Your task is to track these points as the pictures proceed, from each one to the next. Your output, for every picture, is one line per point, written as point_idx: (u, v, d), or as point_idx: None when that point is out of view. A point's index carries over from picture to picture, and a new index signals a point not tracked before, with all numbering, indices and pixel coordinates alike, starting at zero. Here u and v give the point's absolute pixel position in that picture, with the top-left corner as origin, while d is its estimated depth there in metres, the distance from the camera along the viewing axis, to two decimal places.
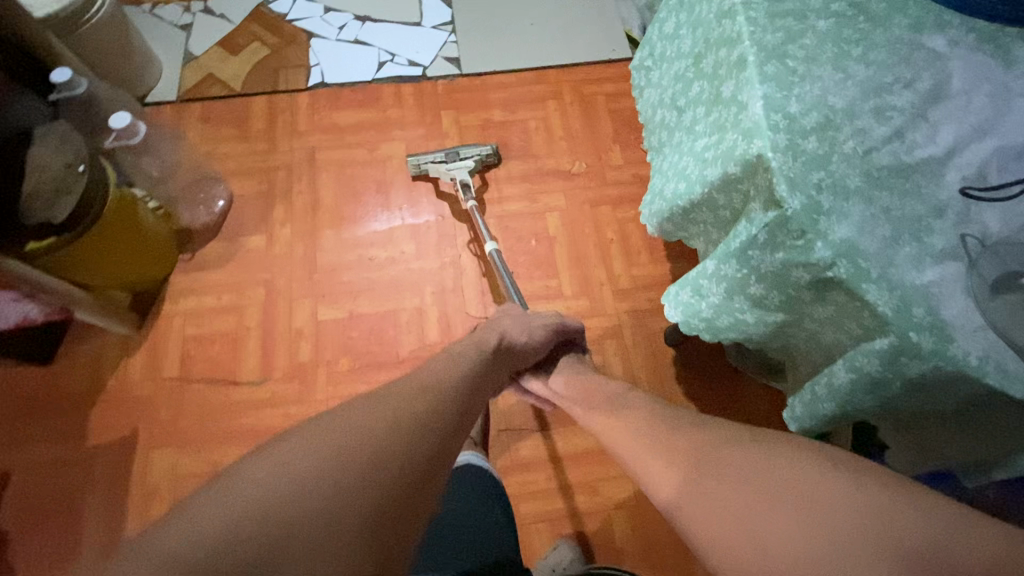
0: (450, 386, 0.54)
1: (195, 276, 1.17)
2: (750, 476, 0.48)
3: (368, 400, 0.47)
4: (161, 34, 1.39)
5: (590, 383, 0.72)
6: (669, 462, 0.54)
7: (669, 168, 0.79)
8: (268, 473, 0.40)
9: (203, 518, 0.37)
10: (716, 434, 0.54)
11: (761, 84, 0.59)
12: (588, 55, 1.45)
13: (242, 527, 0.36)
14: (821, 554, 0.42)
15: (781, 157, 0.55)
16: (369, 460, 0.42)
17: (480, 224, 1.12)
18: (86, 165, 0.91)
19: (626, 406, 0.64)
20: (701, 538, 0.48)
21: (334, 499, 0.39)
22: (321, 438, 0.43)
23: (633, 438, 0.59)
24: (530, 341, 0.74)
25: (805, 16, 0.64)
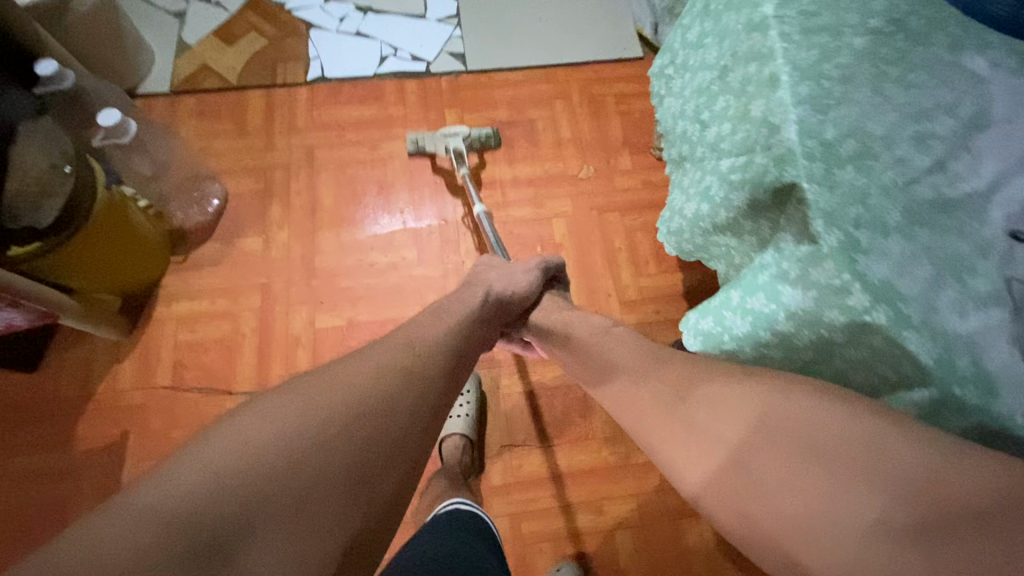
0: (419, 357, 0.56)
1: (189, 279, 1.13)
2: (747, 419, 0.53)
3: (349, 362, 0.53)
4: (154, 21, 1.33)
5: (568, 316, 0.81)
6: (670, 410, 0.60)
7: (691, 185, 0.76)
8: (245, 431, 0.45)
9: (182, 472, 0.42)
10: (710, 379, 0.59)
11: (796, 106, 0.55)
12: (598, 54, 1.40)
13: (178, 512, 0.40)
14: (818, 488, 0.47)
15: (816, 188, 0.51)
16: (303, 451, 0.45)
17: (471, 190, 1.11)
18: (72, 167, 0.86)
19: (636, 351, 0.70)
20: (710, 485, 0.54)
21: (310, 453, 0.45)
22: (294, 400, 0.48)
23: (639, 388, 0.66)
24: (516, 290, 0.81)
25: (841, 31, 0.59)
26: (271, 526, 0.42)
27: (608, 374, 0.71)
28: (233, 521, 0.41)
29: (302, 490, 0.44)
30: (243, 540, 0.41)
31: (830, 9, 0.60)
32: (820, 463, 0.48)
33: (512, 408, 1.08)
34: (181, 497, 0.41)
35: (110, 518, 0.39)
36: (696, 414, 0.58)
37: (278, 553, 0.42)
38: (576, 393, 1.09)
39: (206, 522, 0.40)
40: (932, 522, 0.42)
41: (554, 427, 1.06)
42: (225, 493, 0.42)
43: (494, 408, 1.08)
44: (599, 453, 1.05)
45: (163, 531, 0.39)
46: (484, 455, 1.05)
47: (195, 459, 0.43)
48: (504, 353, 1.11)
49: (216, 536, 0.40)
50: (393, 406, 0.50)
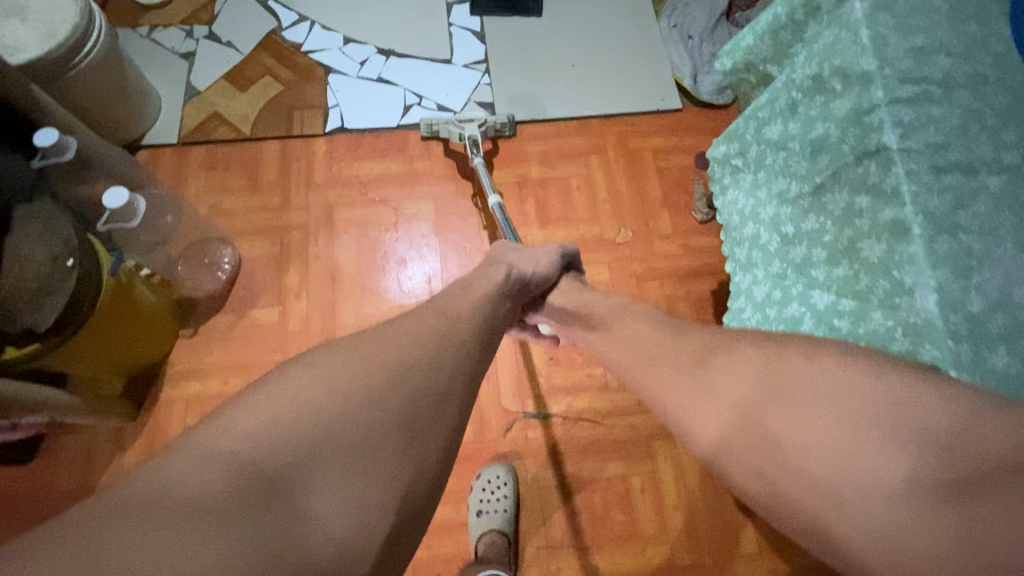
0: (454, 326, 0.53)
1: (199, 355, 1.04)
2: (762, 378, 0.47)
3: (384, 328, 0.51)
4: (160, 63, 1.23)
5: (587, 298, 0.72)
6: (681, 371, 0.54)
7: (769, 304, 0.68)
8: (300, 387, 0.42)
9: (241, 419, 0.39)
10: (733, 343, 0.53)
11: (934, 270, 0.48)
12: (635, 104, 1.32)
13: (237, 455, 0.36)
14: (841, 442, 0.40)
15: (967, 379, 0.45)
16: (355, 400, 0.42)
17: (482, 175, 1.06)
18: (74, 259, 0.78)
19: (646, 320, 0.64)
20: (727, 450, 0.47)
21: (366, 409, 0.42)
22: (342, 361, 0.45)
23: (648, 355, 0.59)
24: (538, 271, 0.72)
25: (975, 169, 0.52)
26: (336, 477, 0.38)
27: (614, 328, 0.65)
28: (296, 470, 0.37)
29: (360, 443, 0.40)
30: (308, 489, 0.37)
31: (960, 142, 0.53)
32: (844, 419, 0.41)
33: (548, 501, 1.00)
34: (244, 445, 0.37)
35: (165, 464, 0.35)
36: (709, 377, 0.51)
37: (344, 511, 0.37)
38: (617, 487, 1.01)
39: (264, 473, 0.36)
40: (967, 479, 0.36)
41: (594, 524, 0.99)
42: (277, 449, 0.37)
43: (529, 500, 1.00)
44: (643, 556, 0.98)
45: (228, 475, 0.35)
46: (519, 554, 0.97)
47: (250, 406, 0.40)
48: (539, 439, 1.04)
49: (281, 479, 0.36)
50: (439, 369, 0.48)
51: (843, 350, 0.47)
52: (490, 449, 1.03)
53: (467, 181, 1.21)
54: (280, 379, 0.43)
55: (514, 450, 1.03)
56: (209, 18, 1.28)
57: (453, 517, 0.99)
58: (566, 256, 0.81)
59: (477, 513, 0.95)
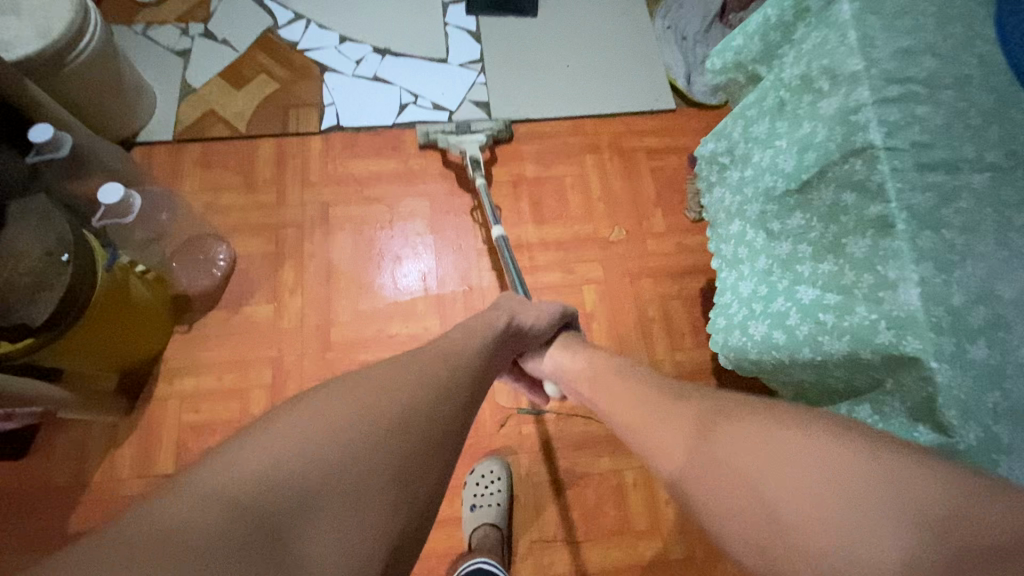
0: (450, 370, 0.56)
1: (194, 352, 1.04)
2: (762, 446, 0.44)
3: (386, 367, 0.53)
4: (155, 60, 1.23)
5: (589, 358, 0.72)
6: (681, 432, 0.52)
7: (755, 299, 0.70)
8: (302, 431, 0.44)
9: (242, 461, 0.40)
10: (733, 408, 0.50)
11: (916, 264, 0.49)
12: (629, 104, 1.33)
13: (238, 495, 0.38)
14: (840, 518, 0.38)
15: (948, 369, 0.45)
16: (354, 443, 0.44)
17: (485, 197, 1.08)
18: (70, 254, 0.78)
19: (642, 385, 0.62)
20: (716, 516, 0.44)
21: (363, 454, 0.44)
22: (344, 405, 0.47)
23: (656, 408, 0.57)
24: (537, 323, 0.75)
25: (957, 167, 0.53)
26: (332, 523, 0.40)
27: (618, 384, 0.64)
28: (294, 517, 0.38)
29: (355, 490, 0.42)
30: (304, 537, 0.38)
31: (944, 141, 0.54)
32: (841, 494, 0.39)
33: (541, 497, 1.01)
34: (247, 485, 0.38)
35: (165, 503, 0.36)
36: (708, 440, 0.48)
37: (336, 558, 0.38)
38: (611, 482, 1.02)
39: (262, 515, 0.37)
40: (965, 564, 0.34)
41: (587, 519, 1.00)
42: (275, 491, 0.39)
43: (523, 496, 1.01)
44: (634, 549, 0.99)
45: (229, 515, 0.36)
46: (513, 549, 0.98)
47: (253, 446, 0.42)
48: (533, 436, 1.04)
49: (279, 526, 0.37)
50: (436, 414, 0.50)
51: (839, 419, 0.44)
52: (484, 445, 1.03)
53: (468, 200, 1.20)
54: (280, 422, 0.45)
55: (507, 446, 1.04)
56: (204, 16, 1.28)
57: (447, 512, 0.99)
58: (565, 315, 0.82)
59: (470, 508, 0.96)
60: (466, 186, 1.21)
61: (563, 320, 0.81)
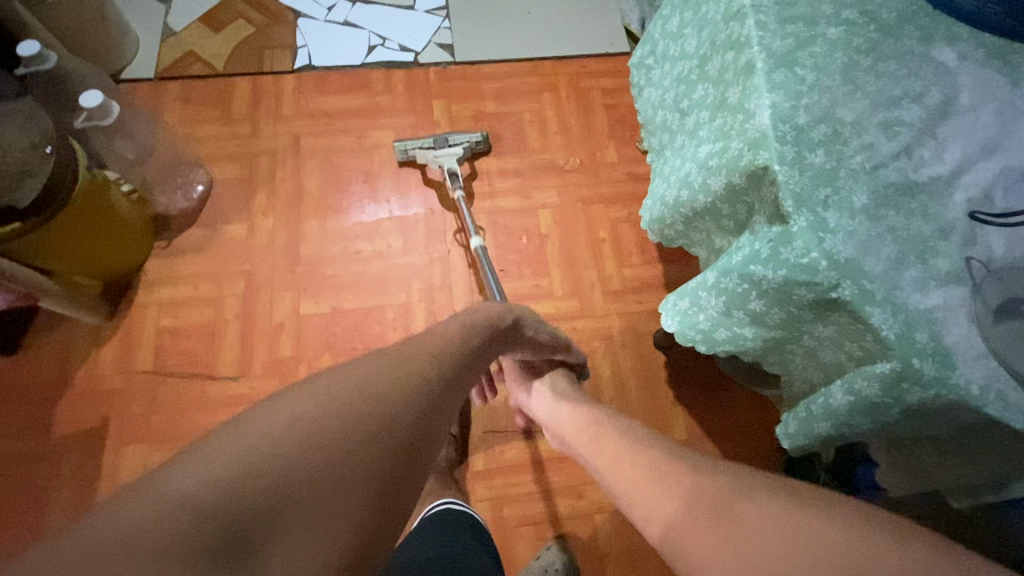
0: (437, 366, 0.50)
1: (172, 264, 1.12)
2: (793, 539, 0.43)
3: (375, 357, 0.47)
4: (139, 6, 1.32)
5: (591, 410, 0.74)
6: (697, 511, 0.49)
7: (670, 172, 0.77)
8: (282, 423, 0.38)
9: (212, 461, 0.34)
10: (752, 489, 0.48)
11: (770, 92, 0.57)
12: (585, 48, 1.41)
13: (205, 505, 0.32)
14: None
15: (787, 170, 0.53)
16: (336, 447, 0.38)
17: (468, 220, 1.11)
18: (52, 147, 0.87)
19: (640, 449, 0.62)
20: None
21: (345, 459, 0.38)
22: (327, 395, 0.41)
23: (665, 476, 0.56)
24: (539, 335, 0.76)
25: (815, 22, 0.61)
26: (312, 534, 0.34)
27: (623, 443, 0.65)
28: (271, 526, 0.33)
29: (334, 499, 0.36)
30: (280, 549, 0.33)
31: (805, 1, 0.62)
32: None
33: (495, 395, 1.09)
34: (212, 492, 0.33)
35: (117, 511, 0.31)
36: (725, 525, 0.46)
37: None
38: None
39: (229, 532, 0.32)
40: None
41: None
42: (243, 501, 0.33)
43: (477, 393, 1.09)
44: None
45: (192, 525, 0.31)
46: (467, 441, 1.05)
47: (218, 449, 0.35)
48: None
49: (251, 538, 0.32)
50: (424, 417, 0.45)
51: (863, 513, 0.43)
52: None
53: (453, 217, 1.22)
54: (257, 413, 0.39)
55: None
56: None
57: None
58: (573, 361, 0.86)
59: None
60: (445, 201, 1.23)
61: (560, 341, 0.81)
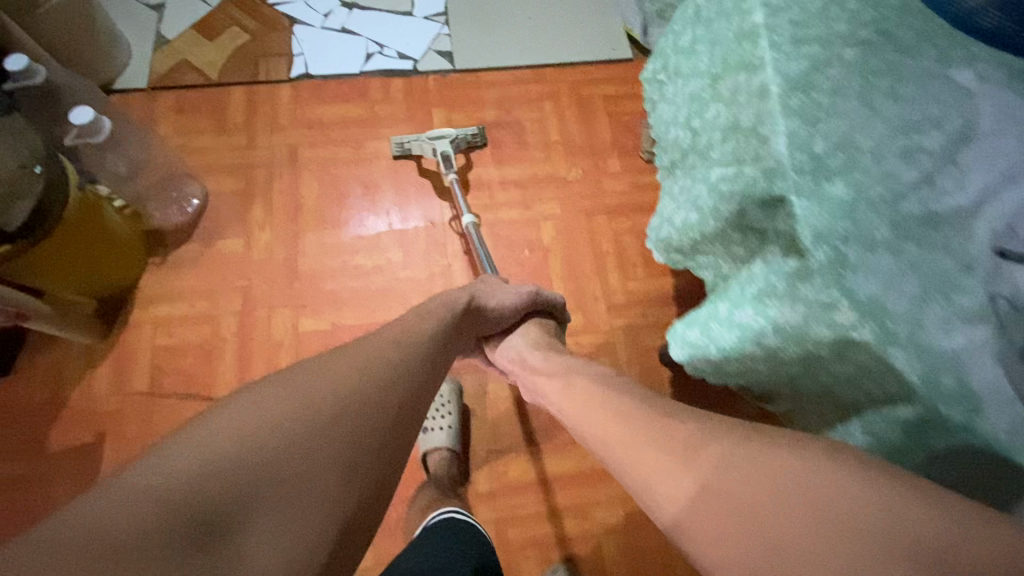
0: (394, 357, 0.57)
1: (168, 281, 1.10)
2: (766, 478, 0.44)
3: (332, 357, 0.54)
4: (132, 14, 1.29)
5: (564, 362, 0.77)
6: (668, 452, 0.51)
7: (681, 193, 0.75)
8: (243, 420, 0.45)
9: (175, 456, 0.41)
10: (716, 430, 0.50)
11: (786, 118, 0.55)
12: (587, 54, 1.38)
13: (176, 492, 0.39)
14: (831, 545, 0.38)
15: (806, 202, 0.51)
16: (292, 439, 0.44)
17: (459, 196, 1.11)
18: (42, 166, 0.85)
19: (618, 397, 0.63)
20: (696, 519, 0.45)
21: (300, 449, 0.44)
22: (277, 398, 0.47)
23: (637, 425, 0.57)
24: (501, 304, 0.84)
25: (831, 42, 0.59)
26: (266, 516, 0.40)
27: (596, 391, 0.67)
28: (229, 510, 0.39)
29: (294, 484, 0.43)
30: (239, 528, 0.39)
31: (820, 20, 0.60)
32: (832, 525, 0.39)
33: (498, 413, 1.07)
34: (176, 483, 0.39)
35: (100, 502, 0.37)
36: (695, 465, 0.48)
37: (273, 553, 0.39)
38: None
39: (198, 514, 0.38)
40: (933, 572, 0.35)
41: (538, 432, 1.06)
42: (209, 491, 0.40)
43: (479, 412, 1.07)
44: (584, 459, 1.05)
45: (159, 510, 0.38)
46: (469, 460, 1.04)
47: (189, 443, 0.42)
48: None
49: (211, 522, 0.38)
50: (381, 403, 0.51)
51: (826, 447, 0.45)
52: None
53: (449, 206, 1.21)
54: (217, 416, 0.46)
55: (464, 367, 1.09)
56: None
57: None
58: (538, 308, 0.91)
59: (423, 430, 1.00)
60: (442, 192, 1.22)
61: (532, 307, 0.89)
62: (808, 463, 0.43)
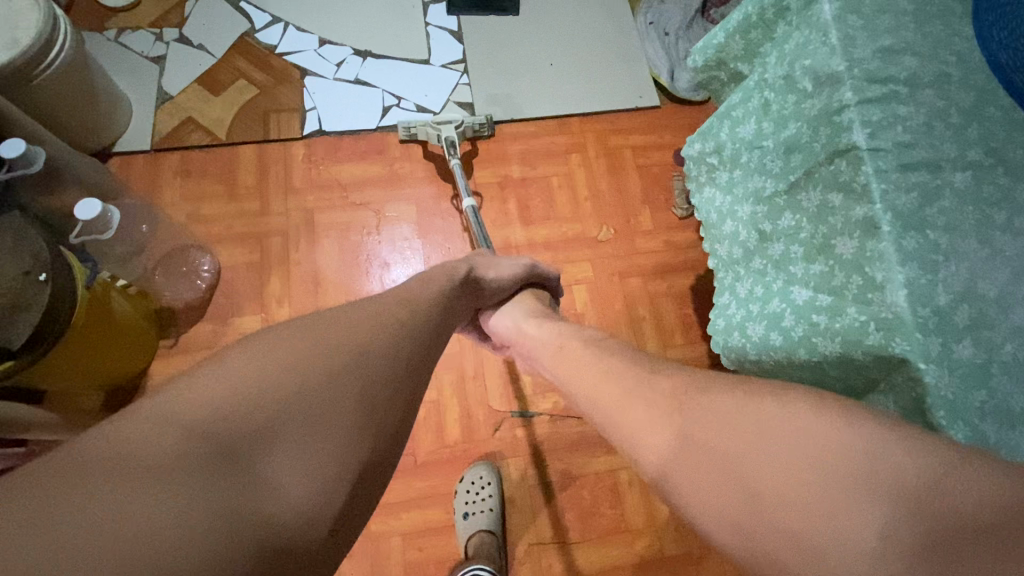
0: (408, 311, 0.53)
1: (181, 367, 1.03)
2: (748, 426, 0.37)
3: (353, 308, 0.50)
4: (130, 68, 1.21)
5: (553, 328, 0.68)
6: (650, 402, 0.45)
7: (751, 302, 0.69)
8: (264, 356, 0.41)
9: (198, 386, 0.38)
10: (707, 382, 0.43)
11: (902, 264, 0.50)
12: (613, 102, 1.32)
13: (203, 418, 0.35)
14: (816, 497, 0.33)
15: (936, 371, 0.46)
16: (314, 374, 0.41)
17: (460, 179, 1.08)
18: (46, 273, 0.78)
19: (607, 353, 0.56)
20: (674, 470, 0.39)
21: (322, 385, 0.41)
22: (297, 341, 0.43)
23: (622, 378, 0.50)
24: (500, 279, 0.75)
25: (939, 167, 0.54)
26: (299, 446, 0.37)
27: (587, 350, 0.59)
28: (254, 436, 0.36)
29: (323, 419, 0.39)
30: (270, 456, 0.36)
31: (925, 140, 0.55)
32: (823, 472, 0.33)
33: (539, 499, 1.02)
34: (202, 410, 0.36)
35: (123, 426, 0.34)
36: (679, 415, 0.42)
37: (304, 481, 0.36)
38: (607, 481, 1.03)
39: (227, 439, 0.35)
40: (939, 540, 0.30)
41: (581, 520, 1.00)
42: (238, 416, 0.36)
43: (518, 497, 1.01)
44: (631, 548, 0.99)
45: (185, 439, 0.34)
46: (510, 553, 0.98)
47: (210, 375, 0.39)
48: (525, 438, 1.05)
49: (241, 445, 0.35)
50: (397, 352, 0.48)
51: (818, 395, 0.38)
52: (477, 449, 1.03)
53: (448, 183, 1.21)
54: (234, 355, 0.42)
55: (500, 449, 1.04)
56: (178, 21, 1.26)
57: (441, 519, 0.99)
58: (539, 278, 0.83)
59: (462, 517, 0.95)
60: (445, 175, 1.21)
61: (529, 280, 0.81)
62: (798, 405, 0.38)
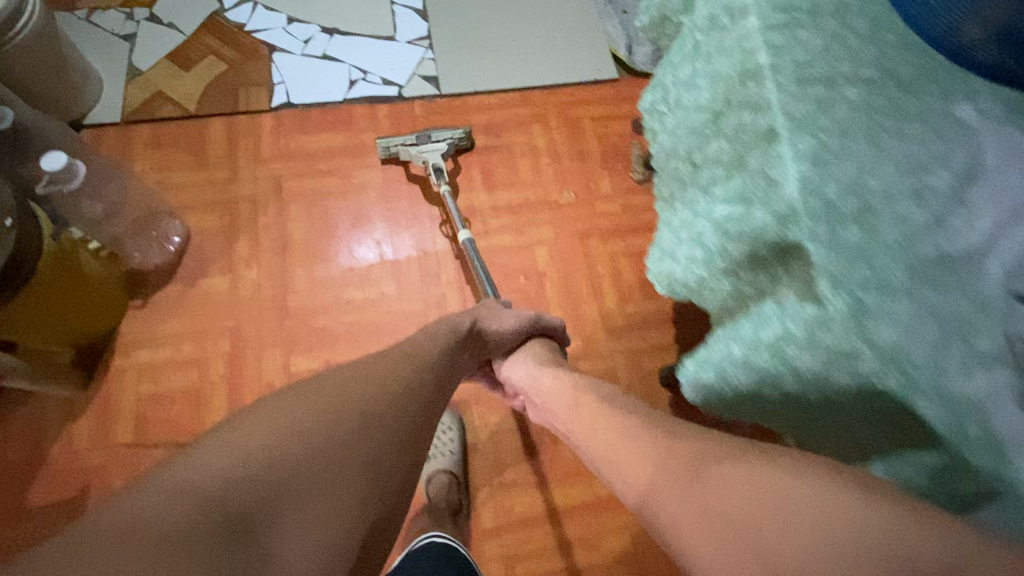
0: (413, 370, 0.59)
1: (151, 325, 1.05)
2: (764, 501, 0.40)
3: (361, 366, 0.56)
4: (101, 45, 1.24)
5: (564, 381, 0.71)
6: (660, 466, 0.49)
7: (680, 227, 0.73)
8: (272, 425, 0.45)
9: (210, 458, 0.42)
10: (722, 450, 0.46)
11: (795, 161, 0.55)
12: (573, 75, 1.38)
13: (217, 488, 0.40)
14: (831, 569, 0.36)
15: (822, 250, 0.51)
16: (319, 440, 0.46)
17: (453, 209, 1.08)
18: (14, 219, 0.81)
19: (618, 412, 0.59)
20: (690, 537, 0.42)
21: (324, 451, 0.45)
22: (302, 404, 0.48)
23: (620, 429, 0.56)
24: (502, 329, 0.80)
25: (834, 82, 0.59)
26: (297, 518, 0.42)
27: (597, 404, 0.63)
28: (258, 509, 0.40)
29: (326, 486, 0.44)
30: (273, 527, 0.40)
31: (822, 59, 0.60)
32: (837, 546, 0.36)
33: (503, 446, 1.05)
34: (216, 479, 0.40)
35: (140, 499, 0.38)
36: (693, 486, 0.45)
37: (304, 550, 0.41)
38: None
39: (234, 511, 0.39)
40: None
41: (542, 463, 1.04)
42: (247, 486, 0.41)
43: (481, 445, 1.05)
44: (590, 488, 1.03)
45: (196, 511, 0.38)
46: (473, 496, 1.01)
47: (221, 445, 0.43)
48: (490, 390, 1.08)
49: (246, 517, 0.39)
50: (400, 417, 0.52)
51: (829, 466, 0.42)
52: None
53: (439, 211, 1.21)
54: (245, 420, 0.46)
55: (464, 400, 1.07)
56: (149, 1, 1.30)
57: None
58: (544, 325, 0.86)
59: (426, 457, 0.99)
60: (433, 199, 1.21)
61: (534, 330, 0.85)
62: (810, 479, 0.41)
